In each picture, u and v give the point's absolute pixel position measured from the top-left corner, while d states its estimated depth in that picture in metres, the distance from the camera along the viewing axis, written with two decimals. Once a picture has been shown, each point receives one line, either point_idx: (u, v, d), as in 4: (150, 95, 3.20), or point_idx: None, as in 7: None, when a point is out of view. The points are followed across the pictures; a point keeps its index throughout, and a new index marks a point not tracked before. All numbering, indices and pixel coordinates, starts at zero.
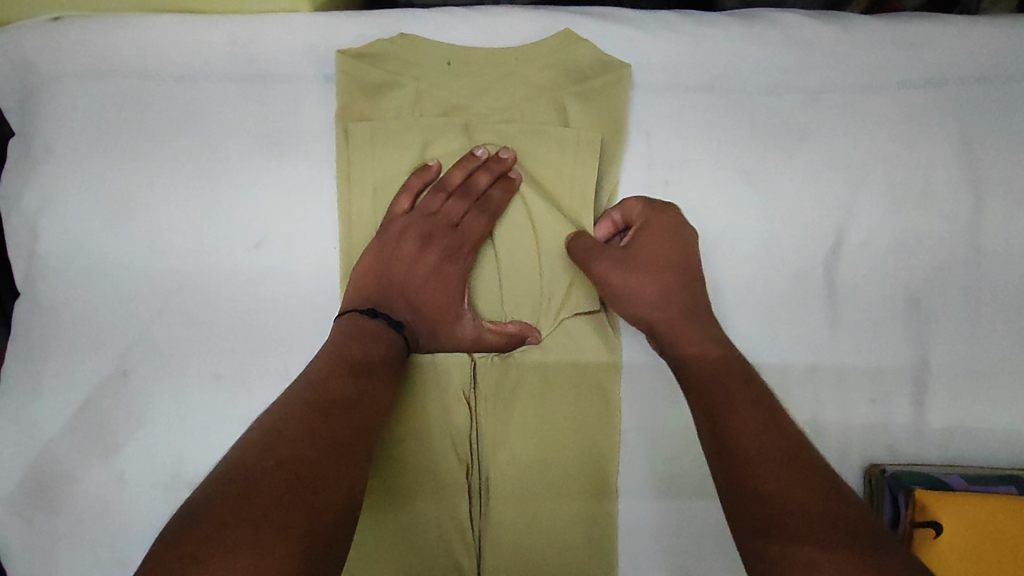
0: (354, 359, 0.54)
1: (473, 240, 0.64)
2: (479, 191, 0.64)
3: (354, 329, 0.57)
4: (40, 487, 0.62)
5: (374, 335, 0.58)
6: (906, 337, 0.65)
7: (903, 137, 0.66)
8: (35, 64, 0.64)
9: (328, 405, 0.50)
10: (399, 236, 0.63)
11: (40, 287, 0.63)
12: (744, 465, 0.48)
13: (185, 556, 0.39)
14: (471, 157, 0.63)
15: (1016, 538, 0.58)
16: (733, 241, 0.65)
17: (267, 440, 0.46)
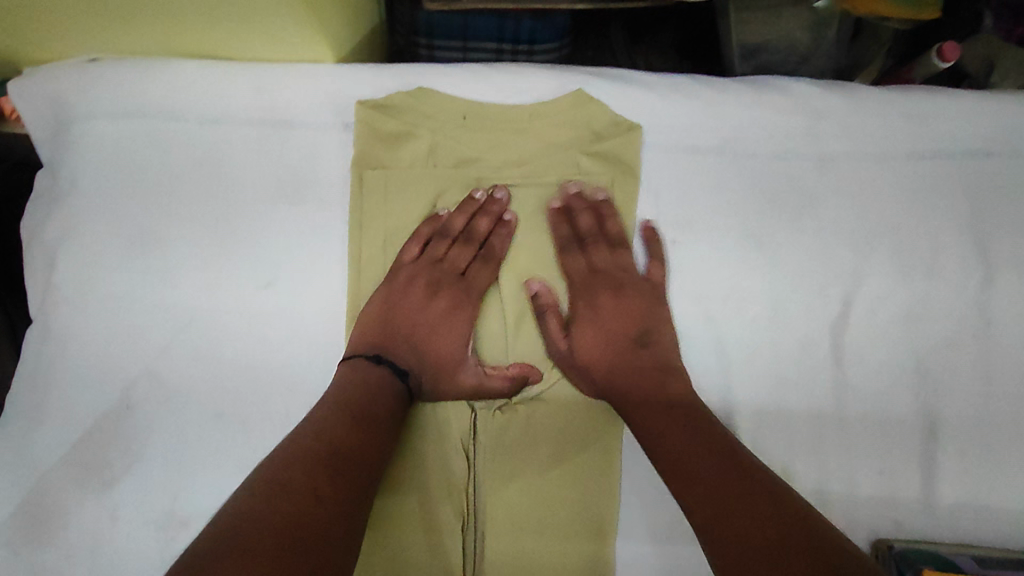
0: (357, 408, 0.55)
1: (477, 286, 0.65)
2: (480, 235, 0.65)
3: (358, 377, 0.58)
4: (31, 518, 0.61)
5: (376, 382, 0.58)
6: (914, 407, 0.64)
7: (911, 206, 0.66)
8: (66, 100, 0.67)
9: (332, 455, 0.50)
10: (406, 284, 0.65)
11: (52, 316, 0.64)
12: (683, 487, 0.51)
13: None
14: (471, 201, 0.65)
15: None
16: (740, 302, 0.65)
17: (276, 490, 0.46)
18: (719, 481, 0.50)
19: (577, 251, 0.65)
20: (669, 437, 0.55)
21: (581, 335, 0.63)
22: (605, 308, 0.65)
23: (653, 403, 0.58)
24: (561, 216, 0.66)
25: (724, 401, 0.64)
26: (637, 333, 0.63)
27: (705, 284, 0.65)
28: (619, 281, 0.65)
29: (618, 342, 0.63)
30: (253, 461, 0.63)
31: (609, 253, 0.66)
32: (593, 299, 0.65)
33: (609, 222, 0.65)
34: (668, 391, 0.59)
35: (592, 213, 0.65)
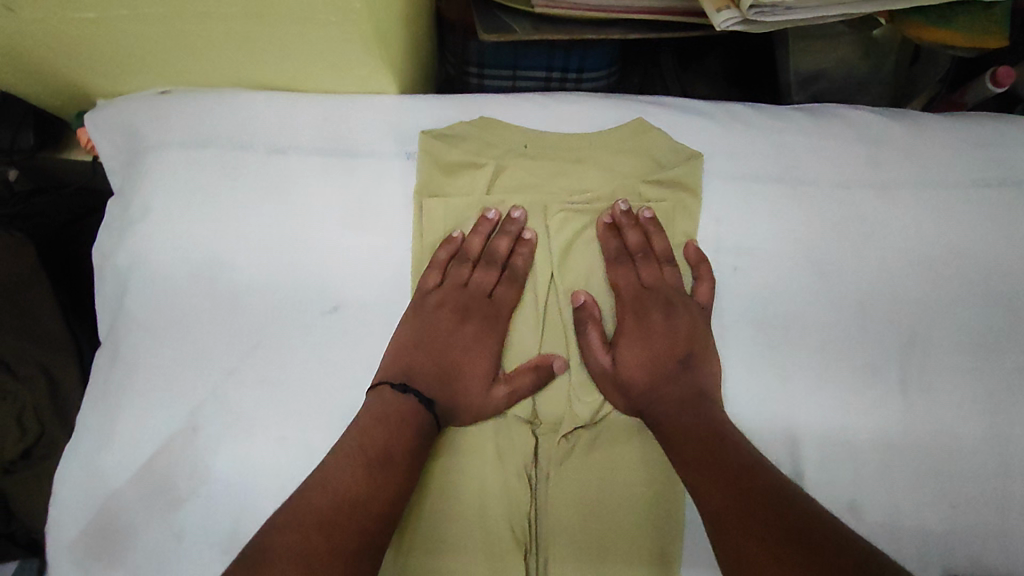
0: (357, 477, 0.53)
1: (504, 307, 0.66)
2: (500, 254, 0.66)
3: (382, 412, 0.58)
4: (100, 538, 0.63)
5: (401, 410, 0.58)
6: (988, 438, 0.63)
7: (977, 233, 0.66)
8: (141, 130, 0.69)
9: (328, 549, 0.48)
10: (438, 312, 0.66)
11: (123, 339, 0.66)
12: (699, 480, 0.52)
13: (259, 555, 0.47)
14: (485, 220, 0.66)
15: None
16: (803, 329, 0.64)
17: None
18: (730, 475, 0.51)
19: (628, 263, 0.65)
20: (681, 442, 0.56)
21: (624, 353, 0.63)
22: (655, 329, 0.64)
23: (697, 414, 0.57)
24: (610, 233, 0.66)
25: (790, 430, 0.63)
26: (680, 354, 0.62)
27: (769, 310, 0.65)
28: (669, 301, 0.64)
29: (669, 368, 0.62)
30: None
31: (657, 271, 0.65)
32: (645, 315, 0.64)
33: (656, 239, 0.66)
34: (697, 412, 0.57)
35: (642, 231, 0.66)
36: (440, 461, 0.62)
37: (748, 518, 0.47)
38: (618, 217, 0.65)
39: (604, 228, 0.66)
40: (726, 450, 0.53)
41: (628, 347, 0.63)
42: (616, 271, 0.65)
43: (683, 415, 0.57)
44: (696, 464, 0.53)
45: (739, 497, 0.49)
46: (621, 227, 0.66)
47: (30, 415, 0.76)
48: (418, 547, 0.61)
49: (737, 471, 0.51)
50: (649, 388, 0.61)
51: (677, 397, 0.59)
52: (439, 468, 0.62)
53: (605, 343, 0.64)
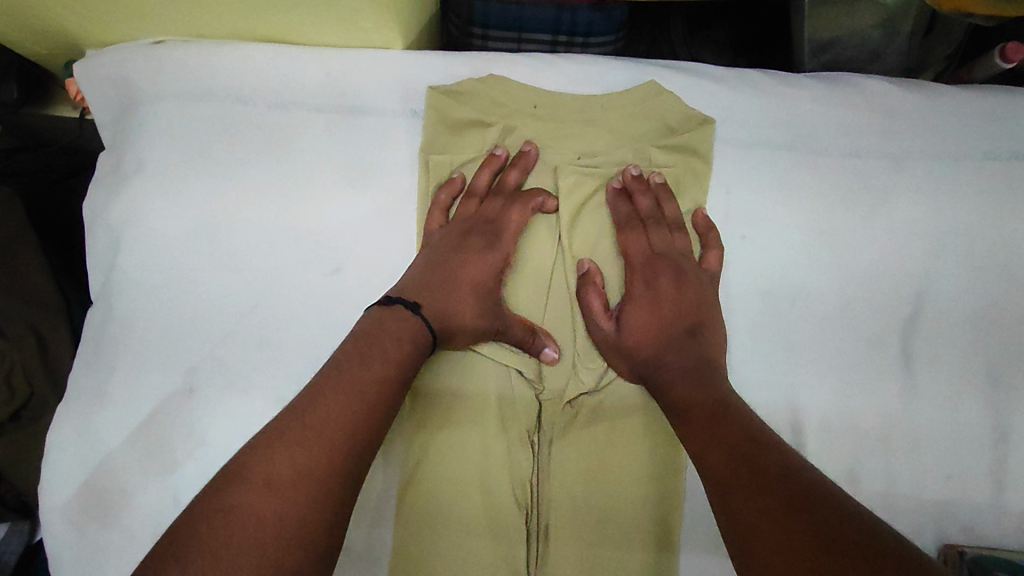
0: (339, 411, 0.48)
1: (509, 229, 0.63)
2: (509, 187, 0.64)
3: (381, 330, 0.54)
4: (97, 497, 0.62)
5: (415, 334, 0.55)
6: (987, 410, 0.63)
7: (987, 206, 0.65)
8: (134, 82, 0.67)
9: (291, 511, 0.42)
10: (444, 247, 0.63)
11: (116, 297, 0.64)
12: (702, 452, 0.51)
13: (233, 470, 0.43)
14: (495, 157, 0.65)
15: None
16: (809, 299, 0.64)
17: (242, 541, 0.40)
18: (733, 449, 0.49)
19: (638, 230, 0.64)
20: (686, 412, 0.54)
21: (629, 320, 0.62)
22: (665, 294, 0.62)
23: (700, 380, 0.56)
24: (620, 196, 0.65)
25: (793, 399, 0.63)
26: (688, 321, 0.60)
27: (776, 279, 0.64)
28: (680, 268, 0.63)
29: (675, 335, 0.60)
30: None
31: (668, 236, 0.64)
32: (655, 282, 0.63)
33: (667, 204, 0.65)
34: (704, 378, 0.56)
35: (653, 197, 0.65)
36: (441, 430, 0.61)
37: (754, 488, 0.46)
38: (628, 182, 0.64)
39: (614, 191, 0.65)
40: (731, 421, 0.52)
41: (634, 314, 0.62)
42: (627, 239, 0.64)
43: (688, 381, 0.56)
44: (697, 434, 0.53)
45: (746, 468, 0.48)
46: (632, 192, 0.65)
47: (18, 376, 0.74)
48: (419, 512, 0.60)
49: (740, 441, 0.50)
50: (652, 354, 0.60)
51: (683, 363, 0.58)
52: (441, 433, 0.61)
53: (609, 310, 0.63)
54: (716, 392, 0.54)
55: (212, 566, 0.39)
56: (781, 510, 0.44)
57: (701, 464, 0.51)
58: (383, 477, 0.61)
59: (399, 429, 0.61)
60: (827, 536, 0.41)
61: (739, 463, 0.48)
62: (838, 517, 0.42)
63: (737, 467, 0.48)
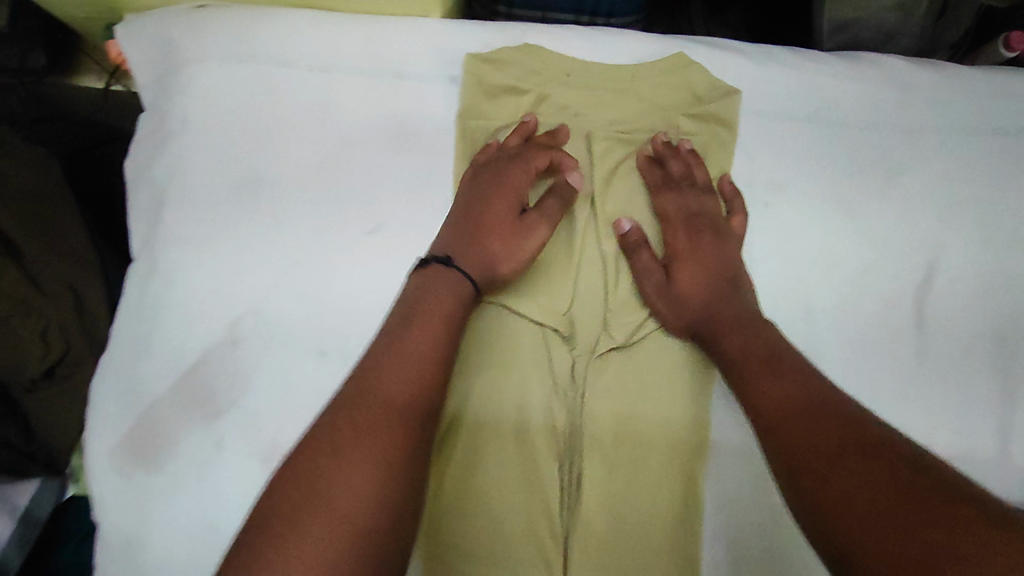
0: (399, 390, 0.48)
1: (524, 177, 0.64)
2: (544, 148, 0.66)
3: (419, 293, 0.55)
4: (143, 443, 0.65)
5: (451, 285, 0.56)
6: (994, 371, 0.67)
7: (994, 178, 0.69)
8: (177, 43, 0.68)
9: (356, 514, 0.41)
10: (460, 203, 0.63)
11: (160, 252, 0.66)
12: (759, 418, 0.53)
13: (302, 460, 0.43)
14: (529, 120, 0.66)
15: None
16: (827, 264, 0.67)
17: (323, 521, 0.40)
18: (800, 421, 0.49)
19: (675, 192, 0.66)
20: (740, 369, 0.57)
21: (679, 276, 0.64)
22: (706, 251, 0.64)
23: (753, 336, 0.58)
24: (653, 163, 0.67)
25: (813, 358, 0.66)
26: (729, 277, 0.63)
27: (795, 245, 0.68)
28: (718, 228, 0.65)
29: (715, 289, 0.62)
30: None
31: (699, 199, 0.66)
32: (696, 241, 0.65)
33: (696, 169, 0.67)
34: (757, 334, 0.58)
35: (684, 162, 0.67)
36: (478, 381, 0.64)
37: (822, 461, 0.45)
38: (660, 149, 0.67)
39: (645, 159, 0.68)
40: (797, 398, 0.51)
41: (681, 270, 0.64)
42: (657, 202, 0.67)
43: (739, 337, 0.59)
44: (753, 395, 0.55)
45: (814, 441, 0.47)
46: (665, 157, 0.67)
47: (54, 334, 0.75)
48: (456, 460, 0.63)
49: (803, 416, 0.49)
50: (704, 308, 0.62)
51: (729, 318, 0.60)
52: (478, 383, 0.64)
53: (657, 266, 0.65)
54: (765, 354, 0.56)
55: (295, 547, 0.38)
56: (859, 481, 0.43)
57: (766, 431, 0.52)
58: None
59: None
60: (914, 497, 0.39)
61: (806, 436, 0.48)
62: (921, 476, 0.41)
63: (803, 441, 0.48)
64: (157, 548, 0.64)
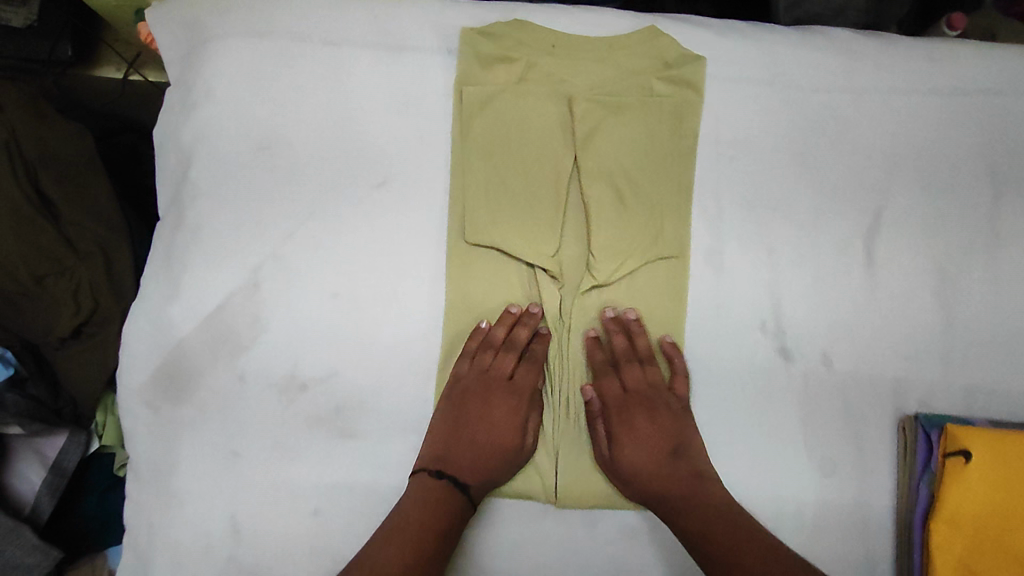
0: (425, 527, 0.63)
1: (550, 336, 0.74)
2: (529, 112, 0.74)
3: (453, 437, 0.70)
4: (170, 380, 0.71)
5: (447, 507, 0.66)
6: (936, 303, 0.76)
7: (934, 133, 0.77)
8: (202, 22, 0.75)
9: (414, 541, 0.62)
10: (489, 344, 0.73)
11: (188, 207, 0.73)
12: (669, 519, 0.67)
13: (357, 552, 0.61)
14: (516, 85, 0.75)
15: None
16: (786, 211, 0.76)
17: None
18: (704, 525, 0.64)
19: (627, 366, 0.73)
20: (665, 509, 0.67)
21: (618, 441, 0.71)
22: (643, 355, 0.73)
23: (672, 490, 0.68)
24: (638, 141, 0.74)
25: (774, 296, 0.75)
26: (669, 445, 0.71)
27: (758, 194, 0.76)
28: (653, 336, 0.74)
29: (659, 454, 0.70)
30: (366, 335, 0.72)
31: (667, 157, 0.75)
32: (635, 342, 0.74)
33: (668, 127, 0.75)
34: (676, 483, 0.68)
35: (625, 333, 0.74)
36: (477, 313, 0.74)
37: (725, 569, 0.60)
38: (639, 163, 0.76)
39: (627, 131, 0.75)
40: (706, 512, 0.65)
41: (627, 372, 0.73)
42: (634, 157, 0.74)
43: (667, 505, 0.68)
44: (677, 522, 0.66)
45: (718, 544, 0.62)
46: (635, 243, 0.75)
47: (85, 292, 0.81)
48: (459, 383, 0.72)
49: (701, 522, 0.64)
50: (628, 464, 0.70)
51: (659, 455, 0.70)
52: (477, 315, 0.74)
53: (604, 365, 0.74)
54: (680, 481, 0.68)
55: None
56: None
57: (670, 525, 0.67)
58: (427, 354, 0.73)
59: (446, 319, 0.73)
60: None
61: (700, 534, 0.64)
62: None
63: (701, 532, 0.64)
64: (186, 475, 0.71)
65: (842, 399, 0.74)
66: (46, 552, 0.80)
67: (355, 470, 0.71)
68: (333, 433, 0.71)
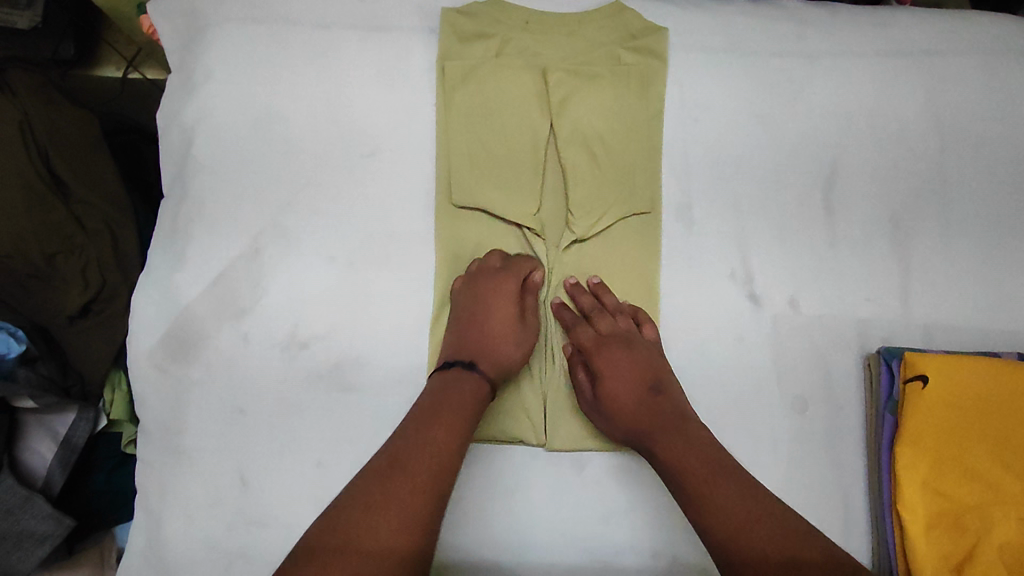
0: (393, 518, 0.56)
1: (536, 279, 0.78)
2: (505, 81, 0.80)
3: (461, 343, 0.74)
4: (177, 342, 0.75)
5: (464, 385, 0.69)
6: (892, 247, 0.81)
7: (883, 90, 0.83)
8: (200, 11, 0.81)
9: (413, 515, 0.57)
10: (479, 279, 0.77)
11: (190, 181, 0.78)
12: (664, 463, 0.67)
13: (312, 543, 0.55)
14: (493, 58, 0.80)
15: (987, 381, 0.72)
16: (749, 167, 0.81)
17: None
18: (714, 469, 0.64)
19: (596, 317, 0.77)
20: (660, 448, 0.68)
21: (603, 386, 0.74)
22: (608, 307, 0.78)
23: (658, 426, 0.69)
24: (609, 107, 0.80)
25: (741, 246, 0.80)
26: (648, 381, 0.73)
27: (722, 151, 0.81)
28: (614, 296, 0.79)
29: (640, 390, 0.72)
30: (362, 294, 0.77)
31: (637, 121, 0.80)
32: (599, 297, 0.79)
33: (637, 93, 0.81)
34: (669, 420, 0.69)
35: (592, 295, 0.79)
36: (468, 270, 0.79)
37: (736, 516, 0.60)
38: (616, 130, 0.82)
39: (599, 92, 0.80)
40: (711, 461, 0.65)
41: (599, 320, 0.77)
42: (605, 121, 0.80)
43: (660, 438, 0.68)
44: (675, 465, 0.66)
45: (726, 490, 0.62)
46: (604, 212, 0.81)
47: (92, 271, 0.86)
48: None
49: (710, 467, 0.64)
50: (616, 405, 0.72)
51: (642, 392, 0.72)
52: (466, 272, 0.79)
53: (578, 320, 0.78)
54: (671, 420, 0.69)
55: None
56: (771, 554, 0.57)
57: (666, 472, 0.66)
58: (419, 310, 0.78)
59: (436, 276, 0.78)
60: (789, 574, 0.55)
61: (710, 476, 0.63)
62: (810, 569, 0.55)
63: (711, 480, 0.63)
64: (194, 431, 0.74)
65: (810, 339, 0.79)
66: (59, 520, 0.83)
67: (355, 421, 0.75)
68: (333, 387, 0.76)
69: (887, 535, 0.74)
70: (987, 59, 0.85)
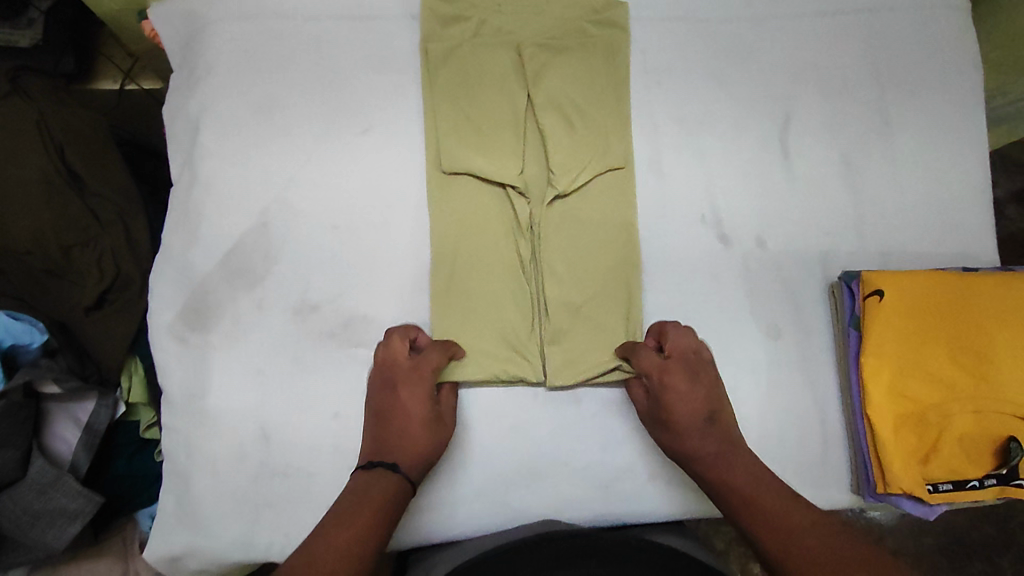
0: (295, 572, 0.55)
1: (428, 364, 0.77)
2: (484, 59, 0.87)
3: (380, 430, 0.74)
4: (197, 314, 0.81)
5: (385, 478, 0.70)
6: (844, 185, 0.90)
7: (824, 47, 0.92)
8: (197, 11, 0.87)
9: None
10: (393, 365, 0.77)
11: (198, 165, 0.84)
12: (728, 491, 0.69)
13: None
14: (471, 40, 0.88)
15: (936, 290, 0.80)
16: (711, 122, 0.90)
17: None
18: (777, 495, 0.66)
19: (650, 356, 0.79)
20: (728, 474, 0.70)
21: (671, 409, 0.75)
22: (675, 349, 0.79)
23: (719, 450, 0.72)
24: (580, 75, 0.88)
25: (708, 194, 0.88)
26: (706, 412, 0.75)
27: (685, 110, 0.90)
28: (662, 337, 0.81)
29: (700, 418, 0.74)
30: (365, 258, 0.83)
31: (606, 86, 0.88)
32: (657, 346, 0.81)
33: (604, 61, 0.89)
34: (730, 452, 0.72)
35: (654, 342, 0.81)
36: (459, 229, 0.84)
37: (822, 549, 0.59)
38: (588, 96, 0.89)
39: (569, 62, 0.88)
40: (776, 494, 0.67)
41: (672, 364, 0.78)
42: (577, 86, 0.87)
43: (725, 465, 0.71)
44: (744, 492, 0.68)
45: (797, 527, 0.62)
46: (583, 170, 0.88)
47: (108, 260, 0.90)
48: (452, 289, 0.83)
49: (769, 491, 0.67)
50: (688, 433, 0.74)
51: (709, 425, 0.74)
52: (458, 231, 0.84)
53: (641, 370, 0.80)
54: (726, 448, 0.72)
55: None
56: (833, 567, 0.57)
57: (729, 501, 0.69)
58: (420, 269, 0.84)
59: (432, 236, 0.84)
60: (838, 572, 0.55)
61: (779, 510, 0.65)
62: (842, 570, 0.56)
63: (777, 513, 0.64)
64: (217, 394, 0.80)
65: (778, 271, 0.87)
66: (88, 498, 0.88)
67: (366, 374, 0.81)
68: (344, 345, 0.82)
69: (861, 442, 0.82)
70: (917, 13, 0.94)
